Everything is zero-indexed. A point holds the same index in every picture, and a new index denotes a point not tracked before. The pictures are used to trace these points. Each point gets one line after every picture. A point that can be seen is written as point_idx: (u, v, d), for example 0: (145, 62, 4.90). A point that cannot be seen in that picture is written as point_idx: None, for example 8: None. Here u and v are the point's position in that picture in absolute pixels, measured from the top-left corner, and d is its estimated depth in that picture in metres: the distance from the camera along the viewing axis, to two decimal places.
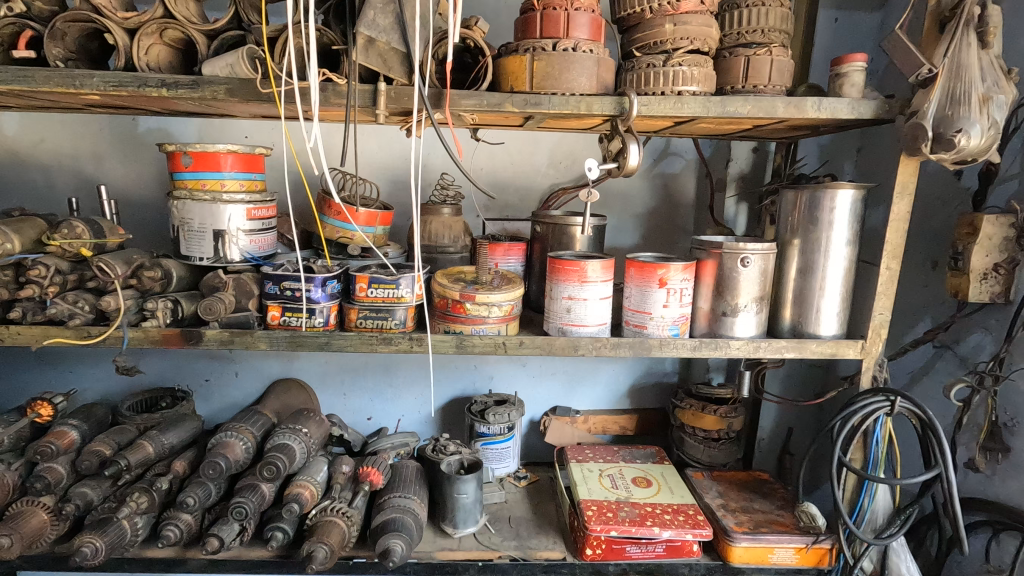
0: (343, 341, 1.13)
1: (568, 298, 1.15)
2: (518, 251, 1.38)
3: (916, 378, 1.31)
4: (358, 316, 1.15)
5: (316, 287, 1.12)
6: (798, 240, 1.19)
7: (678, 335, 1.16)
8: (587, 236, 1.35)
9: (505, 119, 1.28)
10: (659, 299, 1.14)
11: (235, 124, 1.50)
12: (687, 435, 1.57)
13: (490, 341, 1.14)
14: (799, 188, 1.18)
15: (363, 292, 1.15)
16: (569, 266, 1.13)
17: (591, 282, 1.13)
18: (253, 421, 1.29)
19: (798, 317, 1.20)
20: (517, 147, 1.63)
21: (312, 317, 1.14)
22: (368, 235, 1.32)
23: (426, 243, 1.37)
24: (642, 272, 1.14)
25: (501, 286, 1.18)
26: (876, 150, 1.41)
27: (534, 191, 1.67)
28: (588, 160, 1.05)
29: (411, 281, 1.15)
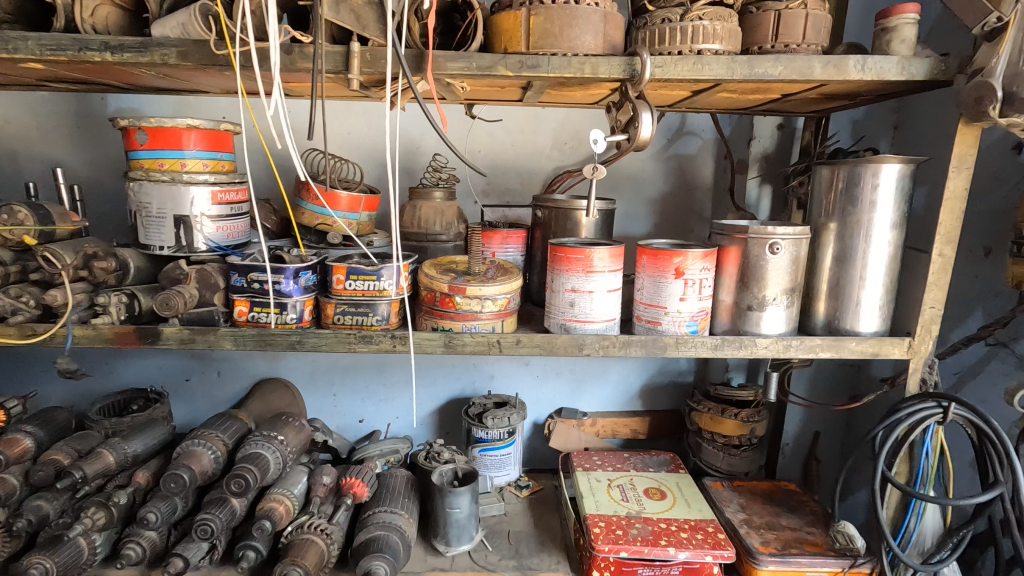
0: (318, 340, 1.00)
1: (572, 291, 1.01)
2: (517, 239, 1.25)
3: (968, 380, 1.16)
4: (335, 312, 1.02)
5: (288, 280, 1.00)
6: (835, 224, 1.04)
7: (697, 333, 1.02)
8: (593, 221, 1.22)
9: (502, 90, 1.15)
10: (675, 292, 1.00)
11: (211, 102, 1.38)
12: (705, 441, 1.43)
13: (483, 340, 1.01)
14: (836, 163, 1.03)
15: (341, 285, 1.02)
16: (572, 255, 1.00)
17: (597, 272, 1.00)
18: (226, 428, 1.18)
19: (835, 312, 1.06)
20: (518, 126, 1.49)
21: (283, 313, 1.01)
22: (351, 221, 1.20)
23: (416, 230, 1.24)
24: (656, 261, 1.01)
25: (496, 277, 1.05)
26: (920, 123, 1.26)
27: (537, 175, 1.53)
28: (593, 129, 0.91)
29: (394, 272, 1.02)
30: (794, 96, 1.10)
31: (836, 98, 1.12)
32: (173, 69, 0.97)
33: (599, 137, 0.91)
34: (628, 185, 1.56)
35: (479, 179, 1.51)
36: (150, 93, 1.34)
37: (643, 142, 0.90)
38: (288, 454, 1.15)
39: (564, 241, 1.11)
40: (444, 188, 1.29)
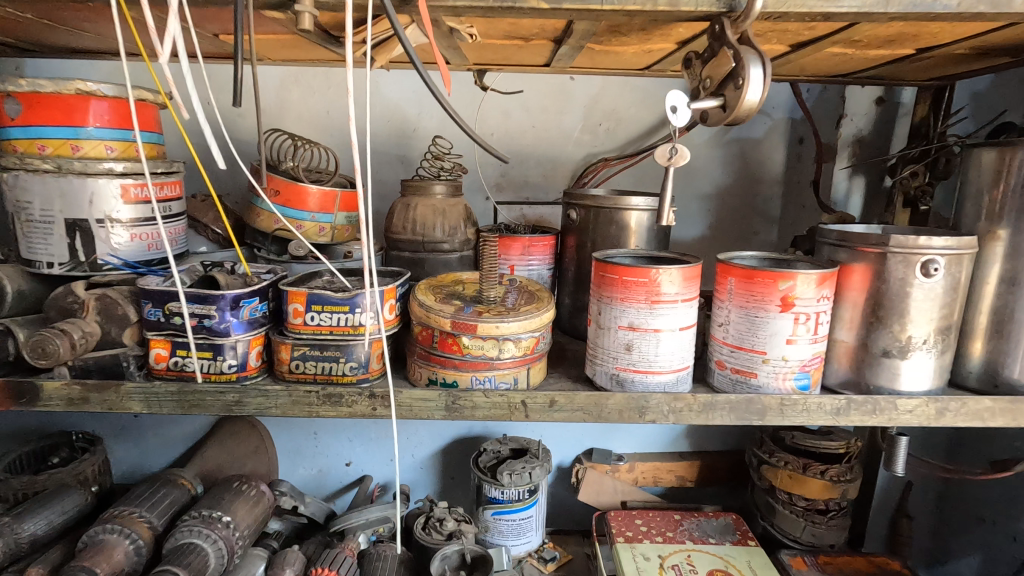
0: (265, 400, 0.70)
1: (628, 329, 0.70)
2: (543, 249, 0.94)
3: None
4: (292, 357, 0.72)
5: (224, 312, 0.69)
6: (1006, 231, 0.72)
7: (808, 389, 0.71)
8: (646, 224, 0.91)
9: (525, 47, 0.84)
10: (779, 332, 0.69)
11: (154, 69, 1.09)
12: (779, 503, 1.13)
13: (501, 401, 0.70)
14: (1010, 144, 0.71)
15: (300, 320, 0.72)
16: (629, 277, 0.69)
17: (665, 303, 0.69)
18: (155, 503, 0.88)
19: (1002, 358, 0.74)
20: (540, 102, 1.19)
21: (218, 359, 0.71)
22: (323, 226, 0.91)
23: (409, 236, 0.94)
24: (749, 286, 0.70)
25: (519, 306, 0.75)
26: None
27: (564, 163, 1.22)
28: (671, 91, 0.60)
29: (374, 300, 0.72)
30: (935, 50, 0.78)
31: (992, 54, 0.80)
32: (51, 7, 0.66)
33: (681, 103, 0.59)
34: (678, 176, 1.24)
35: (492, 169, 1.21)
36: (70, 56, 1.04)
37: (748, 112, 0.58)
38: (236, 541, 0.85)
39: (611, 255, 0.81)
40: (447, 180, 0.99)
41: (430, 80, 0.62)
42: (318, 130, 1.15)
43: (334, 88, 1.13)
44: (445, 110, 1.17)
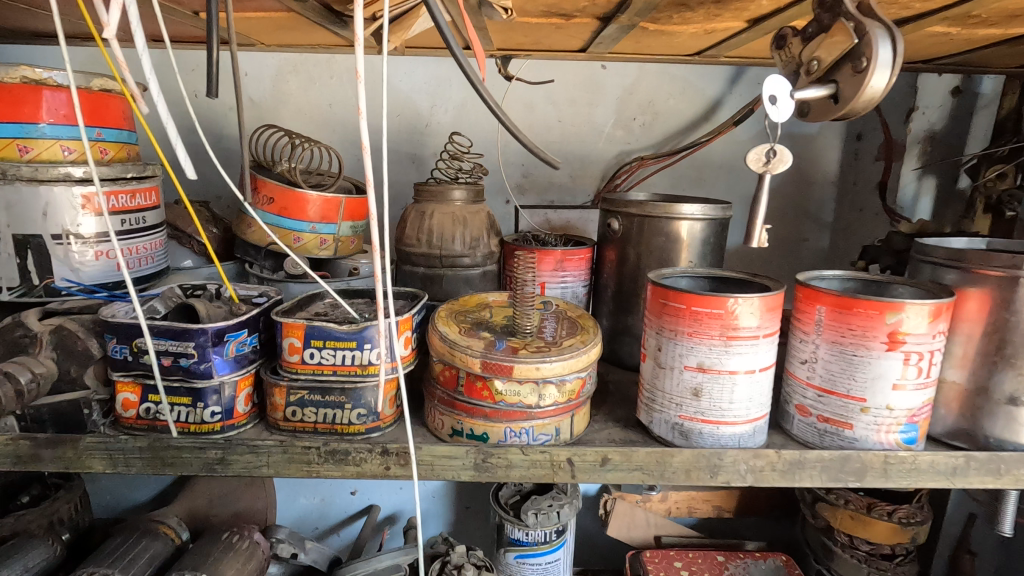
0: (254, 458, 0.58)
1: (694, 370, 0.58)
2: (578, 264, 0.82)
3: None
4: (288, 402, 0.60)
5: (204, 349, 0.57)
6: None
7: (914, 443, 0.58)
8: (700, 236, 0.79)
9: (564, 27, 0.71)
10: (883, 374, 0.56)
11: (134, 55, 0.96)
12: (837, 546, 1.00)
13: (542, 459, 0.58)
14: None
15: (297, 357, 0.59)
16: (698, 307, 0.56)
17: (742, 339, 0.56)
18: (131, 560, 0.76)
19: None
20: (568, 94, 1.06)
21: (198, 406, 0.58)
22: (324, 238, 0.78)
23: (424, 250, 0.81)
24: (845, 317, 0.57)
25: (559, 339, 0.62)
26: None
27: (594, 163, 1.09)
28: (770, 75, 0.46)
29: (387, 334, 0.59)
30: None
31: None
32: None
33: (782, 91, 0.46)
34: (720, 177, 1.12)
35: (513, 168, 1.08)
36: (35, 41, 0.91)
37: (867, 103, 0.46)
38: None
39: (665, 275, 0.68)
40: (466, 183, 0.86)
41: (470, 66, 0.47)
42: (319, 125, 1.02)
43: (337, 78, 1.01)
44: (461, 103, 1.04)
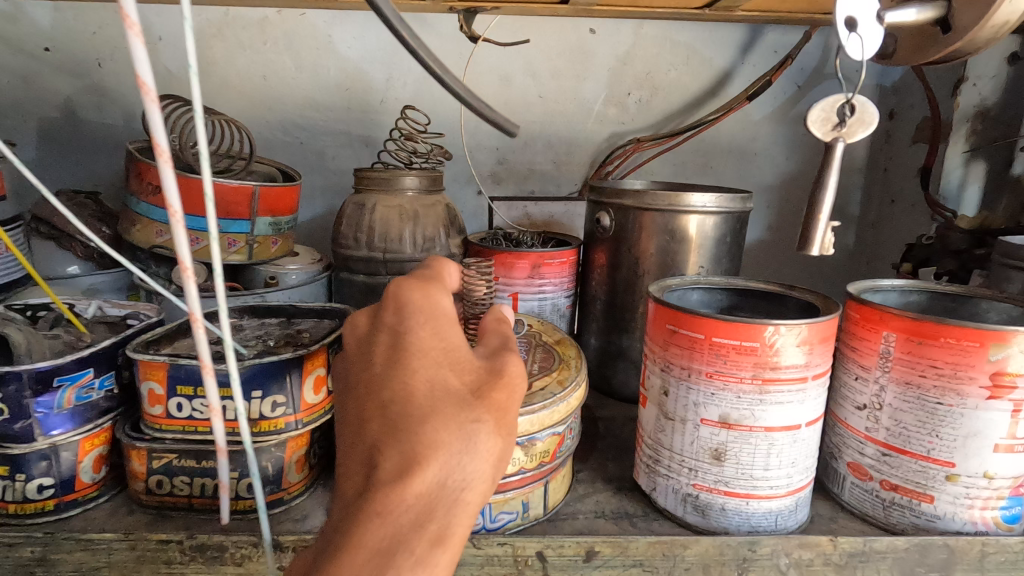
0: (95, 553, 0.41)
1: (714, 425, 0.41)
2: (559, 270, 0.65)
3: None
4: (151, 471, 0.43)
5: (20, 401, 0.40)
6: None
7: (1017, 523, 0.42)
8: (714, 234, 0.62)
9: None
10: (980, 431, 0.40)
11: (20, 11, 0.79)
12: None
13: (498, 551, 0.42)
14: None
15: (160, 410, 0.42)
16: (721, 338, 0.40)
17: (783, 384, 0.40)
18: None
19: None
20: (552, 64, 0.88)
21: (17, 480, 0.41)
22: (233, 238, 0.61)
23: (365, 253, 0.64)
24: (925, 349, 0.41)
25: (530, 379, 0.45)
26: None
27: (582, 147, 0.93)
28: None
29: (287, 376, 0.43)
30: None
31: None
32: None
33: (863, 13, 0.30)
34: (730, 164, 0.95)
35: (486, 153, 0.91)
36: None
37: (996, 30, 0.32)
38: None
39: (672, 287, 0.51)
40: (421, 170, 0.69)
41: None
42: (251, 99, 0.84)
43: (271, 43, 0.83)
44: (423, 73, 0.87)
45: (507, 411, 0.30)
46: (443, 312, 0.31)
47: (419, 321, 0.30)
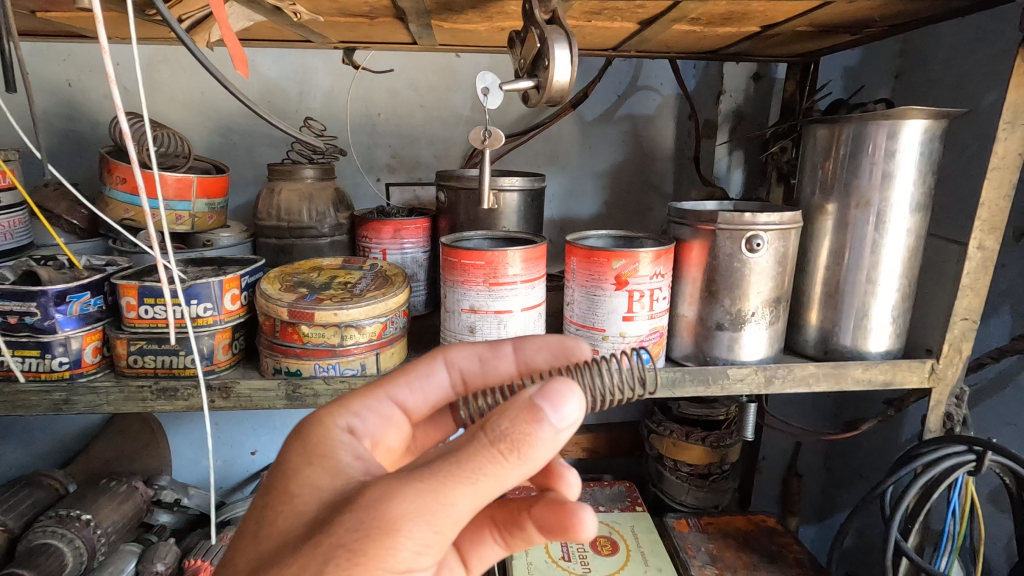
0: (95, 397, 0.69)
1: (470, 310, 0.71)
2: (415, 232, 0.94)
3: (988, 400, 0.95)
4: (128, 352, 0.70)
5: (47, 308, 0.66)
6: (834, 205, 0.76)
7: (647, 363, 0.73)
8: (515, 204, 0.91)
9: (380, 27, 0.83)
10: (615, 309, 0.71)
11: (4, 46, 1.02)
12: (667, 470, 1.18)
13: (344, 388, 0.71)
14: (835, 120, 0.74)
15: (134, 313, 0.70)
16: (468, 261, 0.70)
17: (505, 284, 0.70)
18: (12, 504, 0.85)
19: (835, 327, 0.78)
20: (427, 80, 1.16)
21: (46, 357, 0.68)
22: (179, 213, 0.87)
23: (276, 222, 0.92)
24: (588, 265, 0.71)
25: (367, 292, 0.74)
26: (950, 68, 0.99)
27: (456, 143, 1.21)
28: (481, 75, 0.60)
29: (213, 291, 0.70)
30: (778, 27, 0.80)
31: (833, 31, 0.83)
32: None
33: (491, 86, 0.59)
34: (573, 154, 1.24)
35: (380, 150, 1.18)
36: None
37: (556, 90, 0.58)
38: (97, 540, 0.83)
39: (466, 237, 0.80)
40: (318, 164, 0.96)
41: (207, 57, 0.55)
42: (191, 111, 1.09)
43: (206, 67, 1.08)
44: (328, 89, 1.14)
45: (370, 534, 0.38)
46: (325, 454, 0.45)
47: (294, 473, 0.44)
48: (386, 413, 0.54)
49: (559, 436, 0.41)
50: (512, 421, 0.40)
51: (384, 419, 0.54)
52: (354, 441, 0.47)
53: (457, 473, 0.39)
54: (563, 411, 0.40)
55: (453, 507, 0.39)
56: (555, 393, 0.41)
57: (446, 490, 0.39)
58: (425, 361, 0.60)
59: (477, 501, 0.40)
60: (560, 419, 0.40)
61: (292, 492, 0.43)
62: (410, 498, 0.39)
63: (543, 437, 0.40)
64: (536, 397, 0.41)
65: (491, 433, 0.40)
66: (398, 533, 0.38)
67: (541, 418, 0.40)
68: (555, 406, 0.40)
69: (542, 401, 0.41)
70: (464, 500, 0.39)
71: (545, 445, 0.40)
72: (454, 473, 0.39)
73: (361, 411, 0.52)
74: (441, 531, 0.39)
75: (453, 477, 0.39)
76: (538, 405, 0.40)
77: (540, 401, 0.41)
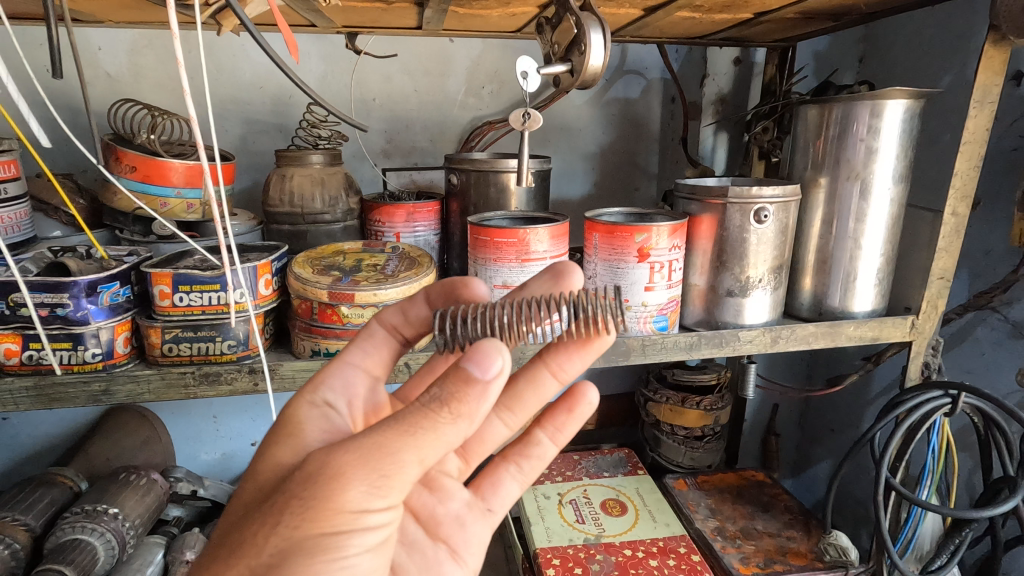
0: (136, 386, 0.69)
1: (501, 285, 0.75)
2: (426, 214, 0.95)
3: (951, 351, 1.06)
4: (163, 340, 0.70)
5: (79, 299, 0.65)
6: (826, 178, 0.83)
7: (666, 330, 0.79)
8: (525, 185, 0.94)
9: (396, 11, 0.84)
10: (637, 281, 0.76)
11: None
12: (664, 435, 1.25)
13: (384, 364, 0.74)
14: (826, 100, 0.81)
15: (168, 301, 0.70)
16: (500, 239, 0.73)
17: (535, 261, 0.74)
18: (29, 505, 0.83)
19: (826, 291, 0.86)
20: (421, 66, 1.17)
21: (78, 349, 0.67)
22: (191, 201, 0.86)
23: (288, 208, 0.92)
24: (611, 240, 0.76)
25: (398, 273, 0.76)
26: (917, 53, 1.08)
27: (450, 127, 1.22)
28: (520, 58, 0.63)
29: (248, 276, 0.71)
30: (769, 15, 0.86)
31: (817, 18, 0.90)
32: None
33: (530, 68, 0.62)
34: (564, 136, 1.27)
35: (375, 136, 1.18)
36: None
37: (592, 74, 0.62)
38: (126, 533, 0.83)
39: (487, 217, 0.82)
40: (325, 149, 0.97)
41: (266, 41, 0.56)
42: (180, 99, 1.06)
43: (196, 52, 1.05)
44: (322, 75, 1.13)
45: (317, 483, 0.39)
46: (294, 431, 0.47)
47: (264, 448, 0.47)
48: (352, 380, 0.55)
49: (494, 389, 0.41)
50: (443, 384, 0.41)
51: (351, 390, 0.55)
52: (329, 414, 0.50)
53: (397, 428, 0.40)
54: (492, 371, 0.41)
55: (398, 460, 0.39)
56: (482, 353, 0.41)
57: (386, 448, 0.39)
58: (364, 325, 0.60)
59: (423, 459, 0.40)
60: (486, 377, 0.40)
61: (255, 472, 0.45)
62: (361, 454, 0.39)
63: (474, 393, 0.41)
64: (463, 359, 0.41)
65: (424, 399, 0.41)
66: (345, 485, 0.39)
67: (469, 378, 0.41)
68: (483, 365, 0.40)
69: (468, 363, 0.41)
70: (408, 454, 0.40)
71: (480, 399, 0.41)
72: (393, 433, 0.40)
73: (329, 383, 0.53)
74: (390, 476, 0.40)
75: (391, 428, 0.40)
76: (467, 368, 0.41)
77: (467, 362, 0.41)
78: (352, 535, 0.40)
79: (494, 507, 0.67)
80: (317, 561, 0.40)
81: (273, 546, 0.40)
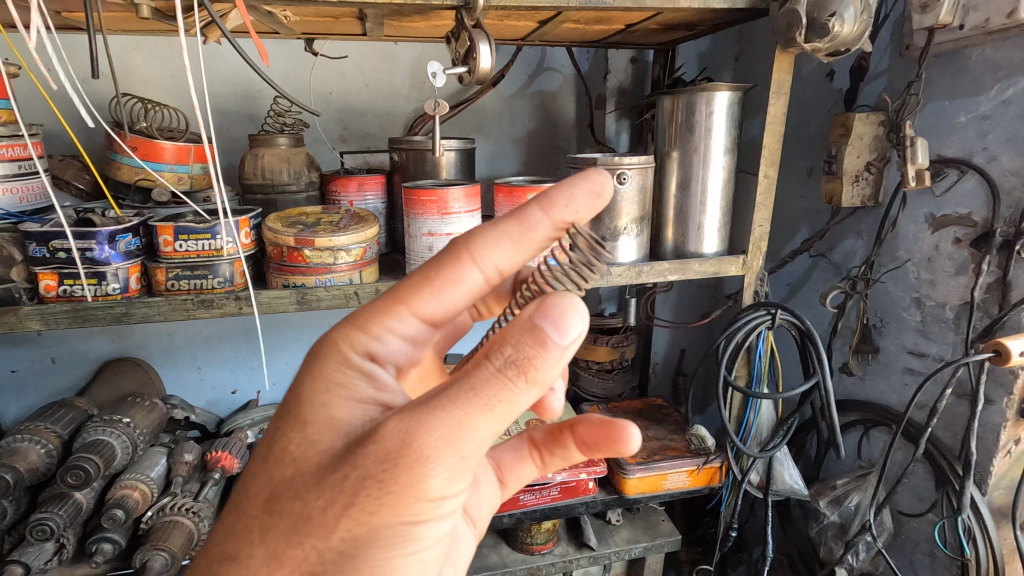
0: (149, 310, 0.90)
1: (429, 234, 0.99)
2: (374, 185, 1.18)
3: (799, 290, 1.34)
4: (167, 278, 0.92)
5: (102, 245, 0.87)
6: (678, 151, 1.09)
7: None
8: (453, 160, 1.18)
9: (343, 23, 1.07)
10: None
11: None
12: (582, 370, 1.51)
13: (338, 292, 0.97)
14: (676, 92, 1.07)
15: (171, 248, 0.92)
16: (426, 198, 0.97)
17: (454, 214, 0.99)
18: (56, 419, 1.04)
19: (684, 239, 1.12)
20: (370, 63, 1.39)
21: (102, 283, 0.89)
22: (181, 175, 1.07)
23: (261, 180, 1.14)
24: (511, 198, 1.00)
25: (349, 226, 0.99)
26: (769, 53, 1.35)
27: (397, 116, 1.45)
28: (431, 61, 0.87)
29: (232, 227, 0.94)
30: (636, 25, 1.11)
31: (676, 27, 1.15)
32: None
33: (438, 70, 0.86)
34: (495, 123, 1.51)
35: (332, 121, 1.40)
36: None
37: (483, 74, 0.86)
38: (138, 437, 1.05)
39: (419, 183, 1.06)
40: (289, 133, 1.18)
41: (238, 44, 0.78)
42: (165, 92, 1.26)
43: (176, 52, 1.25)
44: (285, 72, 1.35)
45: (398, 465, 0.43)
46: (340, 385, 0.48)
47: (313, 404, 0.48)
48: (408, 331, 0.52)
49: (566, 353, 0.45)
50: (517, 343, 0.44)
51: (396, 349, 0.52)
52: (376, 372, 0.50)
53: (474, 399, 0.44)
54: (569, 336, 0.44)
55: (474, 433, 0.44)
56: (561, 316, 0.44)
57: (465, 420, 0.44)
58: (450, 262, 0.51)
59: (493, 428, 0.45)
60: (564, 338, 0.44)
61: (306, 420, 0.48)
62: (433, 423, 0.43)
63: (548, 358, 0.44)
64: (543, 320, 0.44)
65: (497, 362, 0.44)
66: (425, 462, 0.44)
67: (544, 342, 0.44)
68: (560, 326, 0.44)
69: (546, 321, 0.44)
70: (481, 424, 0.44)
71: (553, 363, 0.45)
72: (470, 402, 0.44)
73: (380, 334, 0.51)
74: (466, 455, 0.44)
75: (470, 404, 0.44)
76: (543, 326, 0.44)
77: (544, 321, 0.44)
78: (424, 522, 0.46)
79: (507, 481, 0.76)
80: (396, 554, 0.46)
81: (346, 529, 0.44)
